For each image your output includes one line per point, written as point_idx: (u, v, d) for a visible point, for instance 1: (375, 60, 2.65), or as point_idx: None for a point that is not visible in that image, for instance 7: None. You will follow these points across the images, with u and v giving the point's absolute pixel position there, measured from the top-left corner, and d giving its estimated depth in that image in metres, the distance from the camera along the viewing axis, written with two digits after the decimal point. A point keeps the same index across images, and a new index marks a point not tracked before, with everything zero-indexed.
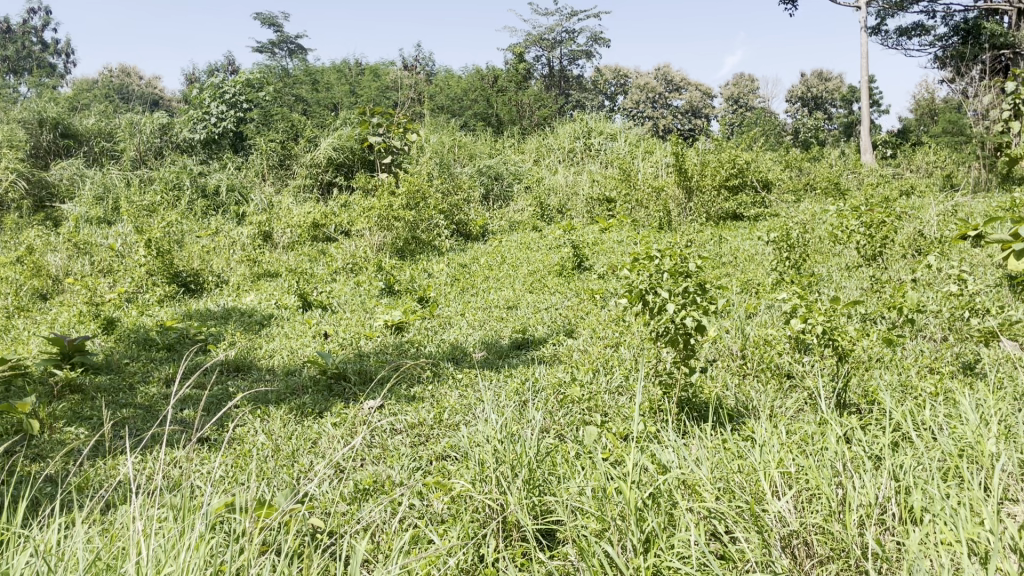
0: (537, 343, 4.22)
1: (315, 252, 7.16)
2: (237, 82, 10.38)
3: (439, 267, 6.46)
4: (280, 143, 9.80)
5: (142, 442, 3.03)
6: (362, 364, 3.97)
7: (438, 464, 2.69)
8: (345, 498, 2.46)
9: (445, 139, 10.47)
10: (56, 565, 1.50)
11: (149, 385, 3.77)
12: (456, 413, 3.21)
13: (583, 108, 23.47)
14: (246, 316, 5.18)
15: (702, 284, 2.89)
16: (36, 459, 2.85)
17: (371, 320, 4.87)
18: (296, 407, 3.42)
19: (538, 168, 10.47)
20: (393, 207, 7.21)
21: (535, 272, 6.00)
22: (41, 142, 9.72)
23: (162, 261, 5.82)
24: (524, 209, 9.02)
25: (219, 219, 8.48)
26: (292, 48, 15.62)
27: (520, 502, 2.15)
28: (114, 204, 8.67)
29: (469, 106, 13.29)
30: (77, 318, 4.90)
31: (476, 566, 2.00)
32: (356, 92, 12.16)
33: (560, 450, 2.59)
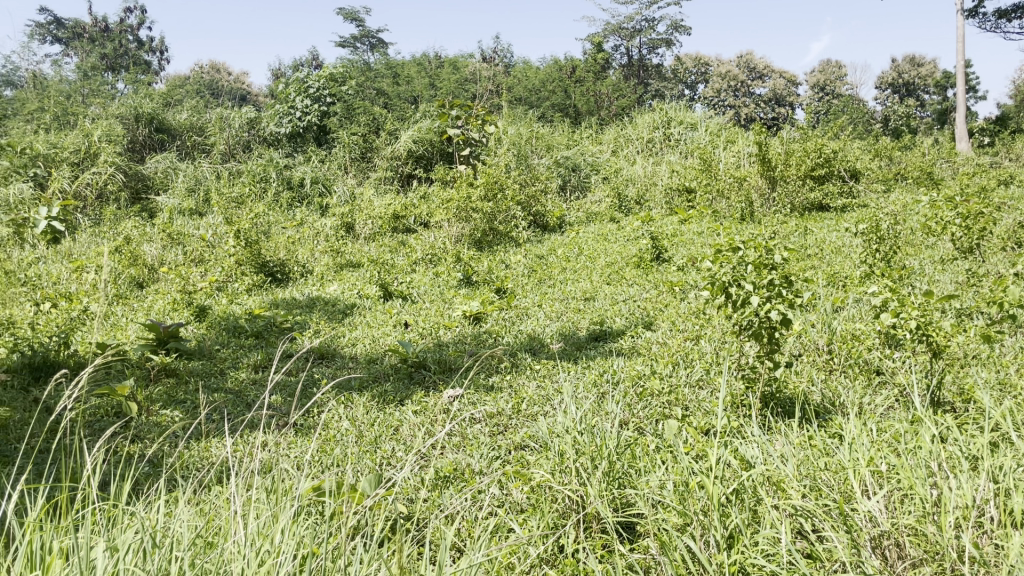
0: (615, 335, 4.19)
1: (395, 243, 7.27)
2: (321, 76, 10.62)
3: (517, 258, 6.47)
4: (362, 136, 10.00)
5: (234, 427, 3.16)
6: (441, 353, 4.03)
7: (516, 454, 2.70)
8: (427, 484, 2.51)
9: (523, 130, 10.48)
10: (160, 541, 1.58)
11: (239, 371, 3.92)
12: (534, 403, 3.23)
13: (663, 98, 23.12)
14: (330, 304, 5.31)
15: (788, 276, 2.81)
16: (137, 440, 3.00)
17: (450, 310, 4.93)
18: (378, 394, 3.50)
19: (616, 159, 10.38)
20: (471, 199, 7.29)
21: (613, 263, 5.96)
22: (138, 137, 10.14)
23: (251, 251, 6.01)
24: (602, 200, 8.97)
25: (303, 210, 8.71)
26: (374, 42, 15.81)
27: (600, 495, 2.15)
28: (204, 196, 8.99)
29: (548, 97, 13.13)
30: (172, 306, 5.12)
31: (557, 557, 2.02)
32: (436, 85, 12.34)
33: (641, 443, 2.56)
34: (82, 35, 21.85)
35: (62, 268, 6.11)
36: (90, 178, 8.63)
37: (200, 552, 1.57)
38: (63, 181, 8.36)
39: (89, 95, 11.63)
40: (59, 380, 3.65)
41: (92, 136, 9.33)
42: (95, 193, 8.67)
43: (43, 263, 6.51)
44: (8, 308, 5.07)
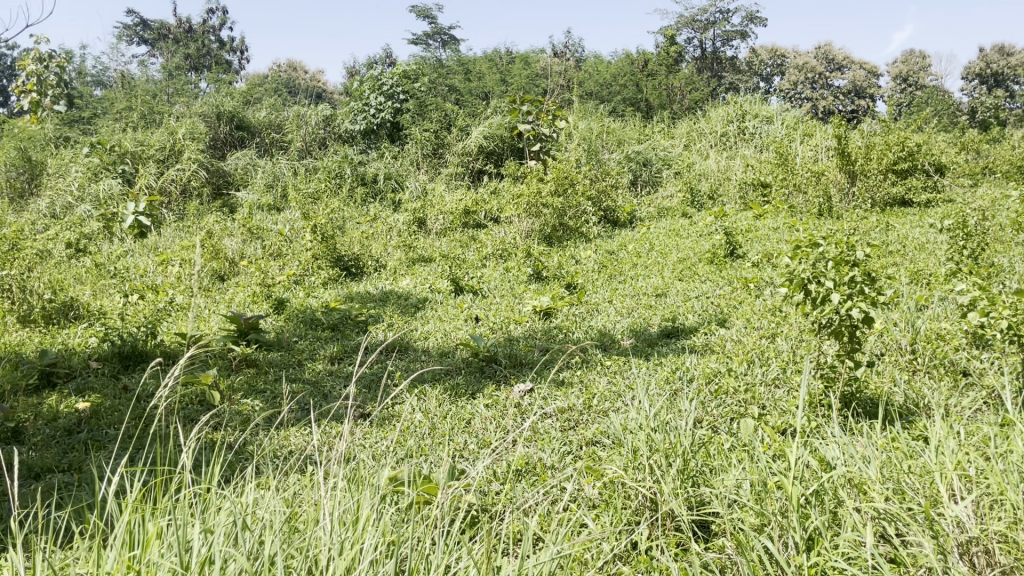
0: (687, 332, 4.14)
1: (466, 238, 7.33)
2: (395, 73, 10.77)
3: (587, 254, 6.45)
4: (434, 132, 10.10)
5: (312, 416, 3.24)
6: (512, 348, 4.05)
7: (588, 449, 2.70)
8: (500, 477, 2.54)
9: (594, 125, 10.43)
10: (248, 524, 1.64)
11: (315, 362, 4.03)
12: (605, 399, 3.22)
13: (737, 91, 22.67)
14: (402, 298, 5.39)
15: (871, 274, 2.74)
16: (219, 427, 3.11)
17: (520, 306, 4.96)
18: (450, 387, 3.55)
19: (689, 153, 10.23)
20: (542, 194, 7.31)
21: (685, 259, 5.88)
22: (219, 134, 10.47)
23: (326, 246, 6.14)
24: (674, 195, 8.85)
25: (376, 206, 8.87)
26: (446, 39, 15.91)
27: (675, 493, 2.12)
28: (282, 191, 9.24)
29: (619, 91, 13.03)
30: (252, 299, 5.29)
31: (631, 553, 2.01)
32: (507, 81, 12.40)
33: (715, 442, 2.53)
34: (167, 36, 22.53)
35: (148, 261, 6.36)
36: (175, 174, 8.95)
37: (286, 537, 1.62)
38: (149, 177, 8.69)
39: (174, 94, 12.04)
40: (156, 367, 3.85)
41: (176, 134, 9.68)
42: (180, 189, 8.99)
43: (130, 256, 6.78)
44: (100, 298, 5.31)
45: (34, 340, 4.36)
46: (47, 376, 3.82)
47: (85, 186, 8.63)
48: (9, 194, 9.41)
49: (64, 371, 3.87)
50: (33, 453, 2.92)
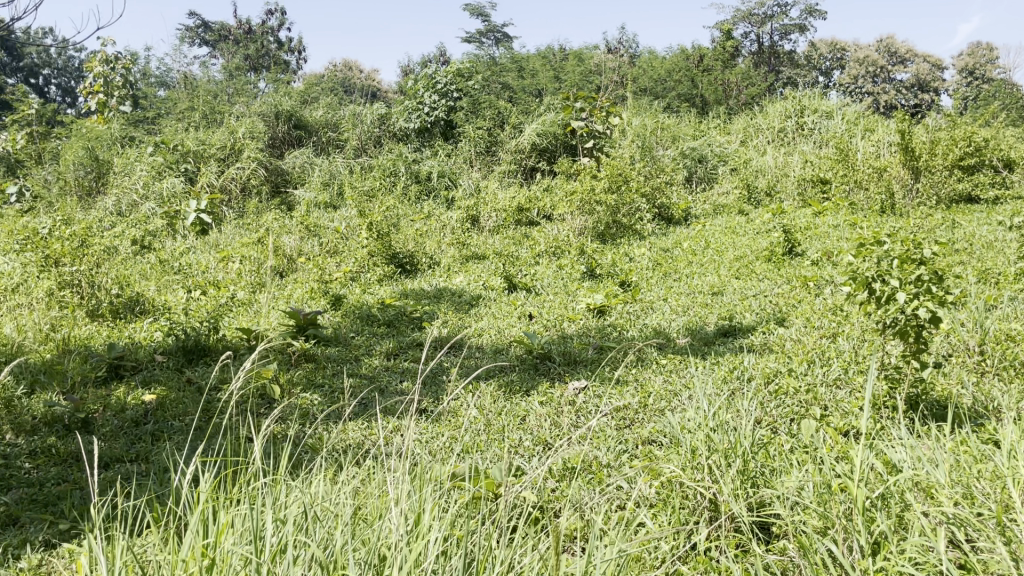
0: (745, 331, 4.08)
1: (519, 236, 7.35)
2: (449, 72, 10.84)
3: (641, 251, 6.41)
4: (488, 130, 10.16)
5: (369, 411, 3.29)
6: (566, 346, 4.05)
7: (644, 449, 2.68)
8: (555, 475, 2.54)
9: (649, 121, 10.35)
10: (312, 513, 1.67)
11: (372, 357, 4.08)
12: (661, 398, 3.20)
13: (796, 86, 22.22)
14: (456, 295, 5.42)
15: (939, 272, 2.66)
16: (279, 420, 3.18)
17: (574, 303, 4.94)
18: (504, 384, 3.56)
19: (745, 149, 10.06)
20: (595, 191, 7.28)
21: (742, 257, 5.80)
22: (278, 133, 10.68)
23: (382, 243, 6.23)
24: (730, 191, 8.73)
25: (430, 203, 8.94)
26: (499, 37, 15.93)
27: (735, 493, 2.10)
28: (338, 189, 9.37)
29: (674, 87, 12.87)
30: (310, 295, 5.39)
31: (690, 554, 2.00)
32: (561, 79, 12.38)
33: (775, 443, 2.50)
34: (228, 38, 22.95)
35: (210, 258, 6.52)
36: (235, 173, 9.15)
37: (350, 529, 1.65)
38: (211, 175, 8.91)
39: (234, 94, 12.30)
40: (225, 361, 3.98)
41: (237, 134, 9.89)
42: (240, 187, 9.19)
43: (193, 252, 6.95)
44: (164, 294, 5.47)
45: (103, 334, 4.51)
46: (115, 368, 3.94)
47: (149, 184, 8.89)
48: (78, 192, 9.73)
49: (131, 364, 4.00)
50: (104, 444, 3.03)
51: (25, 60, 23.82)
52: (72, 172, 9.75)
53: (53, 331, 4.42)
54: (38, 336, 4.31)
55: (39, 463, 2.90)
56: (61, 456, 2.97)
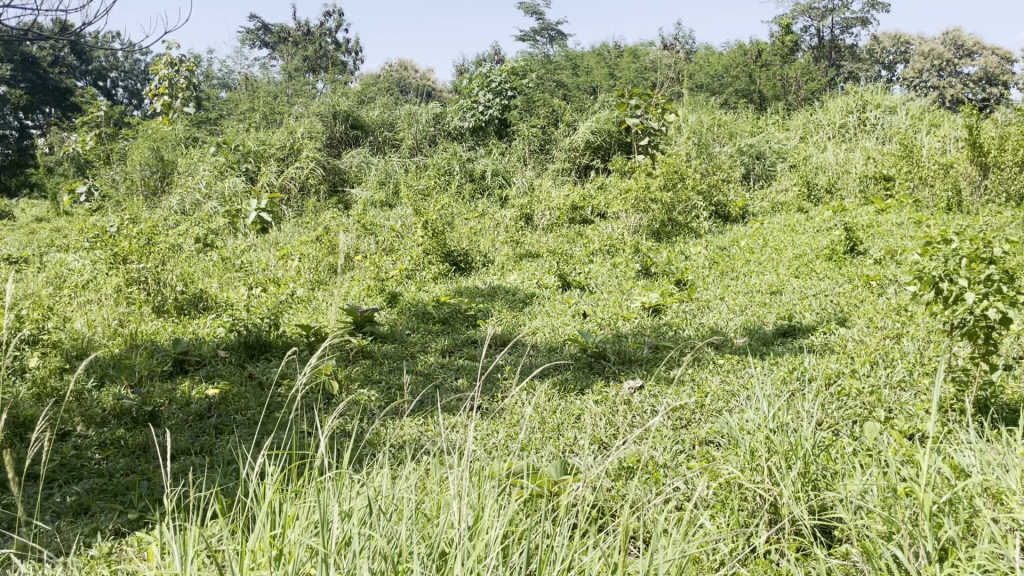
0: (805, 331, 4.00)
1: (572, 234, 7.34)
2: (503, 70, 10.90)
3: (697, 250, 6.33)
4: (542, 128, 10.17)
5: (425, 408, 3.32)
6: (621, 345, 4.03)
7: (701, 449, 2.66)
8: (611, 474, 2.53)
9: (705, 118, 10.23)
10: (374, 506, 1.70)
11: (427, 354, 4.12)
12: (718, 398, 3.16)
13: (857, 81, 21.72)
14: (510, 293, 5.44)
15: (1010, 272, 2.57)
16: (338, 416, 3.23)
17: (628, 302, 4.92)
18: (559, 382, 3.56)
19: (805, 146, 9.86)
20: (651, 189, 7.22)
21: (802, 255, 5.69)
22: (335, 133, 10.83)
23: (437, 241, 6.28)
24: (789, 189, 8.56)
25: (484, 202, 8.97)
26: (553, 35, 15.91)
27: (795, 497, 2.07)
28: (394, 188, 9.48)
29: (731, 83, 12.64)
30: (367, 292, 5.46)
31: (750, 556, 1.98)
32: (615, 75, 12.31)
33: (836, 446, 2.45)
34: (287, 40, 23.35)
35: (270, 256, 6.66)
36: (294, 172, 9.32)
37: (411, 523, 1.68)
38: (270, 175, 9.10)
39: (293, 95, 12.52)
40: (286, 358, 4.06)
41: (295, 134, 10.08)
42: (298, 186, 9.35)
43: (254, 250, 7.11)
44: (226, 291, 5.60)
45: (168, 329, 4.64)
46: (180, 363, 4.06)
47: (212, 183, 9.11)
48: (144, 192, 10.01)
49: (195, 359, 4.10)
50: (170, 437, 3.12)
51: (94, 64, 24.57)
52: (138, 172, 10.04)
53: (121, 326, 4.56)
54: (107, 331, 4.45)
55: (108, 454, 3.00)
56: (129, 447, 3.06)
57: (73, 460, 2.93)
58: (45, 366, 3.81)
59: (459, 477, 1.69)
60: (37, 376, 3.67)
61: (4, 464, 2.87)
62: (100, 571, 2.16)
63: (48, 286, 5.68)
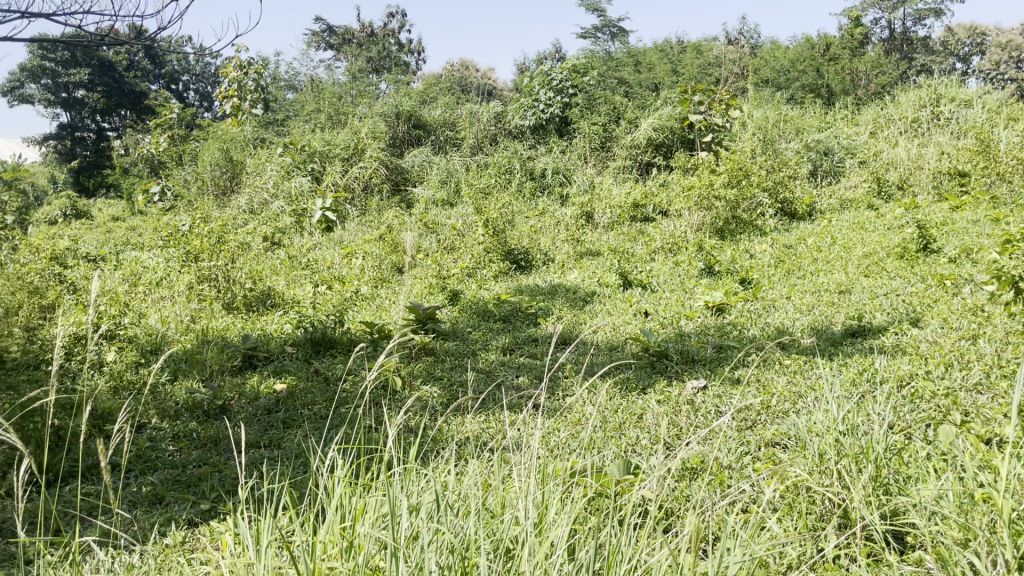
0: (875, 331, 3.90)
1: (634, 232, 7.30)
2: (565, 68, 10.95)
3: (762, 248, 6.23)
4: (603, 126, 10.14)
5: (486, 406, 3.34)
6: (684, 344, 3.99)
7: (768, 451, 2.62)
8: (674, 475, 2.52)
9: (771, 114, 10.05)
10: (441, 501, 1.73)
11: (489, 352, 4.14)
12: (785, 399, 3.10)
13: (930, 74, 21.02)
14: (571, 292, 5.44)
15: None
16: (400, 412, 3.28)
17: (691, 301, 4.86)
18: (621, 381, 3.54)
19: (875, 141, 9.58)
20: (714, 186, 7.13)
21: (872, 254, 5.53)
22: (398, 133, 10.97)
23: (498, 239, 6.31)
24: (858, 185, 8.35)
25: (545, 200, 8.98)
26: (615, 31, 15.79)
27: (866, 500, 2.03)
28: (455, 187, 9.55)
29: (798, 78, 12.37)
30: (429, 290, 5.52)
31: (819, 561, 1.95)
32: (678, 71, 12.17)
33: (909, 450, 2.39)
34: (351, 41, 23.70)
35: (334, 254, 6.79)
36: (358, 172, 9.46)
37: (476, 518, 1.69)
38: (335, 175, 9.26)
39: (358, 95, 12.70)
40: (350, 355, 4.13)
41: (359, 134, 10.22)
42: (362, 185, 9.49)
43: (319, 249, 7.26)
44: (293, 288, 5.73)
45: (238, 325, 4.77)
46: (249, 358, 4.17)
47: (279, 183, 9.32)
48: (214, 191, 10.29)
49: (264, 354, 4.21)
50: (240, 430, 3.20)
51: (167, 67, 25.31)
52: (209, 172, 10.32)
53: (193, 322, 4.71)
54: (180, 326, 4.60)
55: (182, 446, 3.10)
56: (202, 440, 3.16)
57: (148, 451, 3.03)
58: (123, 360, 3.95)
59: (523, 474, 1.70)
60: (115, 369, 3.81)
61: (86, 454, 2.99)
62: (176, 560, 2.23)
63: (124, 283, 5.89)
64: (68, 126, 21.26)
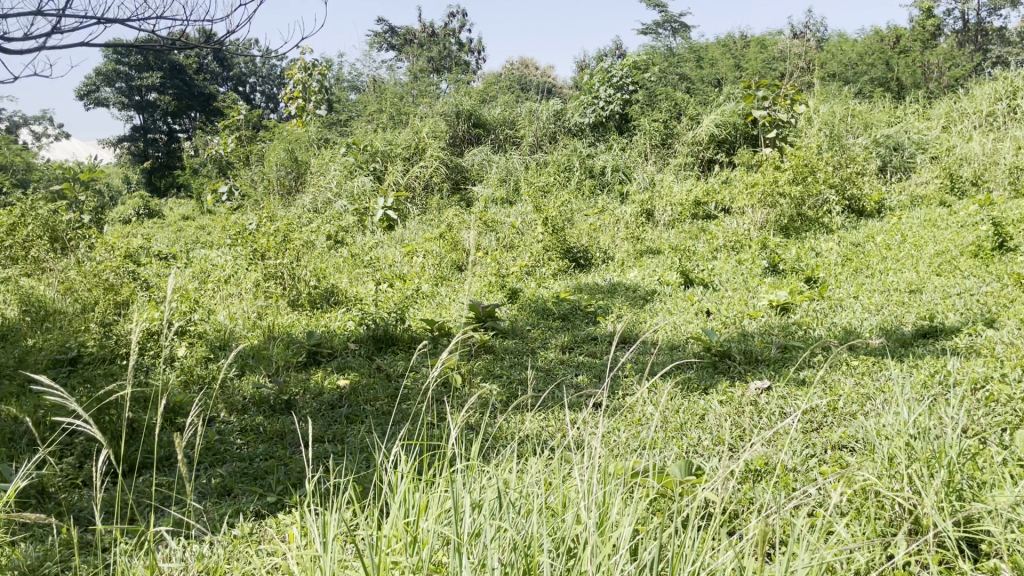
0: (948, 332, 3.77)
1: (695, 230, 7.20)
2: (625, 65, 10.88)
3: (828, 246, 6.09)
4: (664, 123, 10.04)
5: (545, 405, 3.35)
6: (747, 344, 3.92)
7: (835, 454, 2.56)
8: (738, 477, 2.49)
9: (837, 108, 9.80)
10: (502, 500, 1.73)
11: (548, 350, 4.14)
12: (853, 402, 3.02)
13: (1007, 65, 20.22)
14: (631, 290, 5.39)
15: None
16: (460, 410, 3.30)
17: (754, 300, 4.79)
18: (683, 381, 3.51)
19: (948, 136, 9.27)
20: (778, 183, 7.00)
21: (944, 252, 5.35)
22: (458, 132, 11.03)
23: (557, 238, 6.31)
24: (930, 181, 8.09)
25: (604, 198, 8.93)
26: (677, 27, 15.62)
27: (938, 505, 1.98)
28: (514, 185, 9.57)
29: (866, 72, 12.05)
30: (488, 288, 5.55)
31: (889, 568, 1.91)
32: (742, 66, 11.97)
33: (985, 454, 2.30)
34: (413, 41, 23.94)
35: (396, 253, 6.88)
36: (419, 171, 9.56)
37: (538, 517, 1.70)
38: (397, 175, 9.38)
39: (418, 95, 12.82)
40: (411, 352, 4.19)
41: (420, 134, 10.32)
42: (422, 184, 9.58)
43: (381, 247, 7.36)
44: (355, 286, 5.82)
45: (302, 322, 4.87)
46: (314, 355, 4.25)
47: (342, 183, 9.48)
48: (279, 191, 10.52)
49: (327, 351, 4.28)
50: (305, 425, 3.27)
51: (235, 69, 25.94)
52: (275, 172, 10.55)
53: (259, 319, 4.82)
54: (247, 323, 4.71)
55: (249, 439, 3.18)
56: (268, 434, 3.24)
57: (218, 444, 3.12)
58: (193, 355, 4.08)
59: (584, 474, 1.70)
60: (186, 364, 3.93)
61: (159, 446, 3.10)
62: (244, 550, 2.29)
63: (194, 280, 6.07)
64: (141, 128, 21.97)
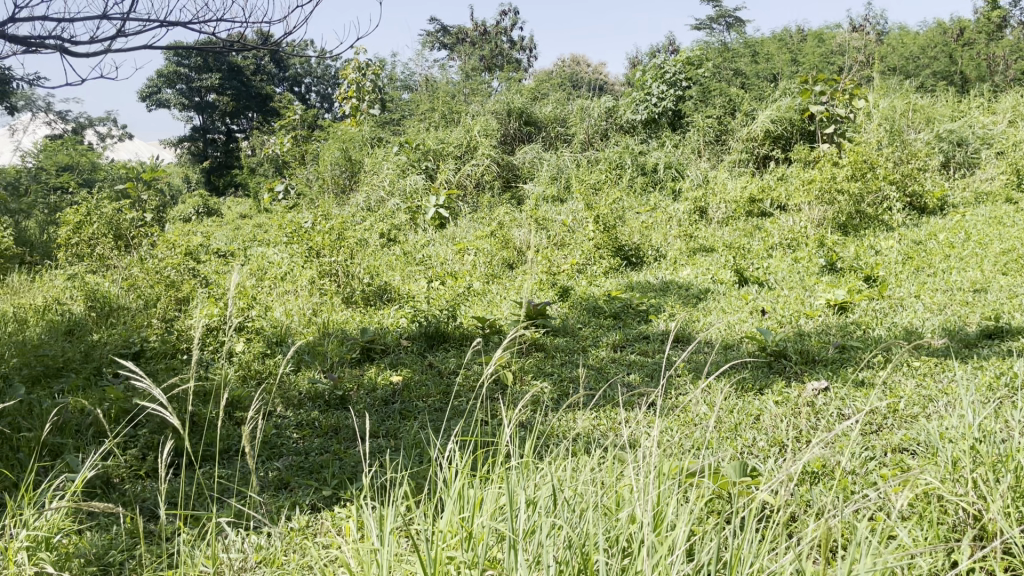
0: (1014, 332, 3.65)
1: (749, 228, 7.09)
2: (678, 61, 10.79)
3: (888, 244, 5.94)
4: (717, 119, 9.92)
5: (597, 403, 3.34)
6: (803, 343, 3.85)
7: (895, 457, 2.51)
8: (795, 479, 2.45)
9: (898, 103, 9.54)
10: (554, 497, 1.74)
11: (600, 348, 4.12)
12: (914, 404, 2.95)
13: None
14: (684, 289, 5.34)
15: None
16: (512, 407, 3.31)
17: (810, 299, 4.70)
18: (737, 380, 3.46)
19: (1016, 130, 8.96)
20: (836, 180, 6.86)
21: (1010, 250, 5.19)
22: (508, 130, 10.91)
23: (609, 235, 6.28)
24: (995, 177, 7.83)
25: (656, 195, 8.87)
26: (731, 21, 15.38)
27: (1005, 511, 1.92)
28: (566, 183, 9.55)
29: (929, 65, 11.72)
30: (540, 285, 5.56)
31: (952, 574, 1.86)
32: (798, 60, 11.74)
33: None
34: (465, 41, 24.04)
35: (448, 250, 6.93)
36: (470, 170, 9.60)
37: (592, 515, 1.71)
38: (448, 173, 9.44)
39: (470, 94, 12.87)
40: (461, 350, 4.21)
41: (472, 132, 10.37)
42: (474, 182, 9.62)
43: (433, 245, 7.42)
44: (408, 283, 5.88)
45: (356, 319, 4.93)
46: (367, 351, 4.30)
47: (395, 182, 9.58)
48: (334, 189, 10.67)
49: (381, 347, 4.34)
50: (359, 420, 3.32)
51: (291, 70, 26.39)
52: (329, 172, 10.71)
53: (315, 315, 4.91)
54: (303, 320, 4.80)
55: (306, 433, 3.24)
56: (324, 428, 3.29)
57: (275, 437, 3.18)
58: (251, 350, 4.17)
59: (638, 473, 1.70)
60: (244, 359, 4.02)
61: (220, 438, 3.18)
62: (301, 542, 2.34)
63: (251, 277, 6.19)
64: (200, 128, 22.52)
